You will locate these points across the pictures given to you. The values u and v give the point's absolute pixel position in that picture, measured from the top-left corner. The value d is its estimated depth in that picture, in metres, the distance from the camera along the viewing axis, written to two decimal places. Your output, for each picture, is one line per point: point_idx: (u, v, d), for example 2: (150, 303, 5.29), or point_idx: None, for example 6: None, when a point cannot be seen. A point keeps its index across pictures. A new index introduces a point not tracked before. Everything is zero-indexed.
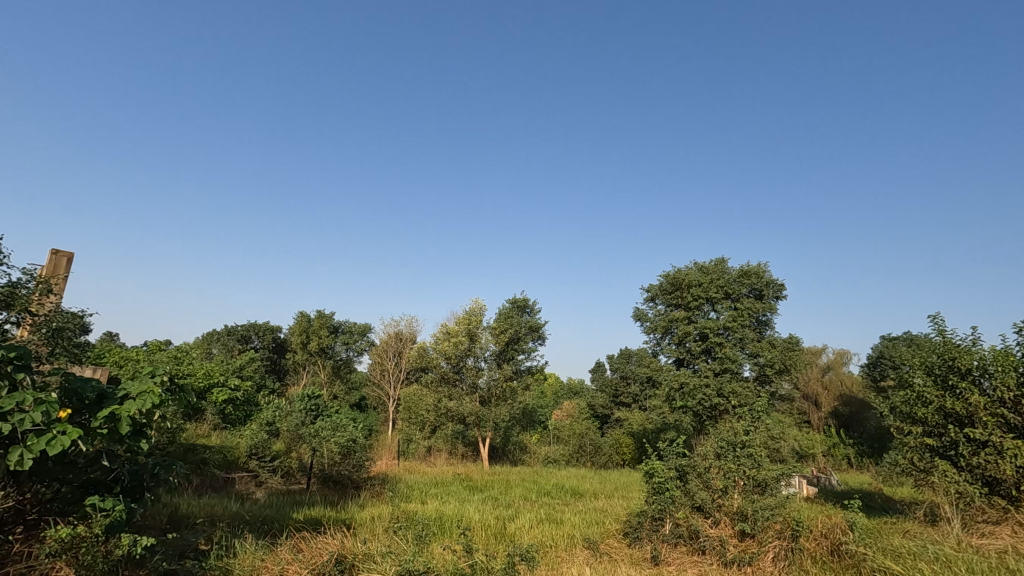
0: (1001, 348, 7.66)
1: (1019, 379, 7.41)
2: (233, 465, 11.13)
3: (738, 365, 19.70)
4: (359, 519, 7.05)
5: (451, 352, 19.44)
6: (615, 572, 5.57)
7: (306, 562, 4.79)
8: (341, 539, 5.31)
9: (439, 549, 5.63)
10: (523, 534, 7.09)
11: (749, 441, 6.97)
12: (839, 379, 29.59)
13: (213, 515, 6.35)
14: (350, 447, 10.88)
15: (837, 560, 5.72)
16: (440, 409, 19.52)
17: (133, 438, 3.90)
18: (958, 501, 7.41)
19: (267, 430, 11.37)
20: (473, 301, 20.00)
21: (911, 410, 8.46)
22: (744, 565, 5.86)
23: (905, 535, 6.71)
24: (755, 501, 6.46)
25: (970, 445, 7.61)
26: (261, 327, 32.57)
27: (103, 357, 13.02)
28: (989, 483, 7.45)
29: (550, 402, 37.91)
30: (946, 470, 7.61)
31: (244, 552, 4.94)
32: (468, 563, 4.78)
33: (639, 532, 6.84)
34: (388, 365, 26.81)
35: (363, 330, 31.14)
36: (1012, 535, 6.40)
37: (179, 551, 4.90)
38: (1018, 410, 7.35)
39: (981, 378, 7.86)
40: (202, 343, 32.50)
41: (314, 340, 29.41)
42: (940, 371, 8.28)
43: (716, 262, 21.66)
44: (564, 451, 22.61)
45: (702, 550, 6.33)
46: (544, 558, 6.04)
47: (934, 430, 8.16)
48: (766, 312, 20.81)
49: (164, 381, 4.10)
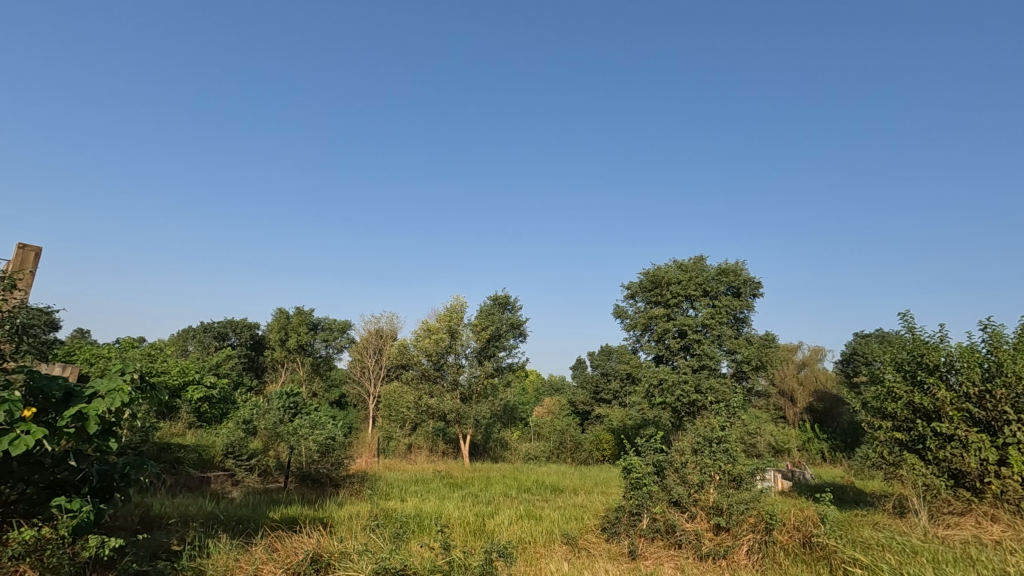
0: (966, 345, 7.89)
1: (983, 375, 7.65)
2: (208, 464, 10.98)
3: (716, 362, 19.93)
4: (337, 518, 7.01)
5: (432, 349, 19.37)
6: (593, 567, 5.59)
7: (281, 562, 4.73)
8: (317, 539, 5.23)
9: (416, 546, 5.61)
10: (502, 531, 7.10)
11: (726, 436, 7.10)
12: (815, 375, 30.10)
13: (187, 516, 6.24)
14: (328, 445, 10.80)
15: (808, 552, 5.86)
16: (420, 406, 19.47)
17: (102, 437, 3.82)
18: (925, 493, 7.63)
19: (244, 428, 11.20)
20: (455, 298, 19.91)
21: (882, 405, 8.65)
22: (719, 559, 5.98)
23: (874, 527, 6.91)
24: (731, 495, 6.57)
25: (937, 439, 7.84)
26: (239, 324, 32.06)
27: (73, 355, 12.69)
28: (954, 476, 7.70)
29: (532, 398, 38.12)
30: (915, 464, 7.82)
31: (218, 552, 4.87)
32: (446, 560, 4.77)
33: (617, 528, 6.92)
34: (368, 362, 26.63)
35: (343, 327, 30.86)
36: (976, 526, 6.62)
37: (150, 551, 4.79)
38: (982, 405, 7.58)
39: (948, 374, 8.08)
40: (178, 341, 31.90)
41: (293, 337, 29.03)
42: (909, 367, 8.48)
43: (696, 260, 21.95)
44: (545, 447, 22.84)
45: (678, 544, 6.41)
46: (523, 554, 6.06)
47: (903, 424, 8.36)
48: (743, 309, 21.17)
49: (135, 379, 3.99)
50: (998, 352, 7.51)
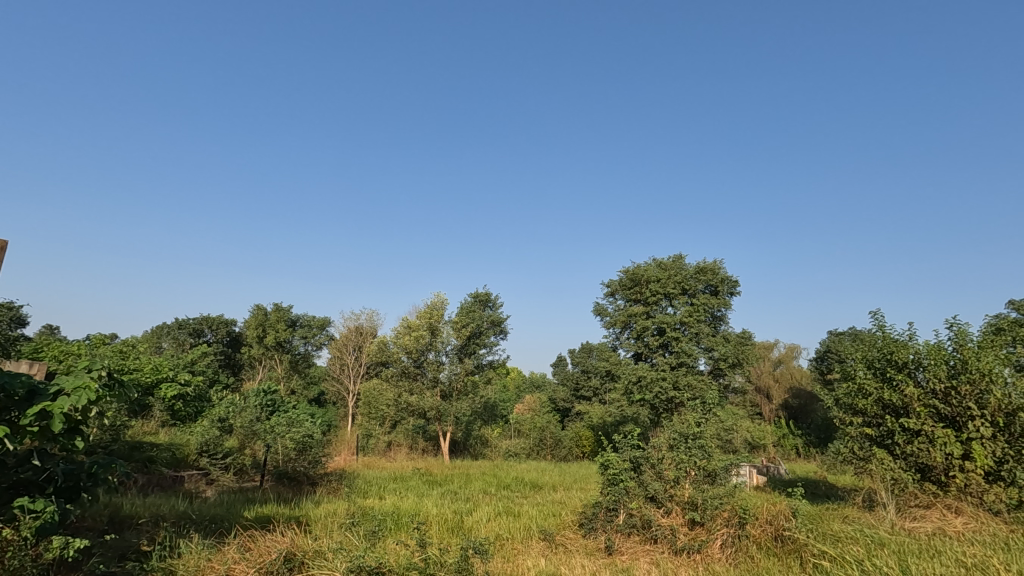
0: (934, 343, 8.11)
1: (949, 372, 7.87)
2: (182, 463, 10.79)
3: (693, 359, 20.20)
4: (313, 516, 6.97)
5: (412, 346, 19.27)
6: (569, 563, 5.64)
7: (254, 561, 4.67)
8: (291, 537, 5.18)
9: (392, 544, 5.60)
10: (480, 527, 7.12)
11: (701, 432, 7.20)
12: (790, 372, 30.70)
13: (158, 515, 6.12)
14: (306, 442, 10.68)
15: (779, 546, 5.99)
16: (400, 404, 19.30)
17: (68, 436, 3.71)
18: (893, 487, 7.84)
19: (219, 426, 10.94)
20: (435, 295, 19.81)
21: (853, 401, 8.82)
22: (693, 553, 6.06)
23: (844, 520, 7.08)
24: (706, 490, 6.66)
25: (905, 434, 8.06)
26: (215, 320, 31.50)
27: (40, 351, 12.29)
28: (921, 470, 7.93)
29: (513, 395, 38.28)
30: (883, 458, 8.04)
31: (189, 553, 4.79)
32: (421, 558, 4.75)
33: (594, 523, 6.99)
34: (347, 359, 26.39)
35: (322, 324, 30.52)
36: (941, 518, 6.82)
37: (119, 552, 4.69)
38: (948, 401, 7.81)
39: (916, 371, 8.30)
40: (151, 338, 31.17)
41: (270, 334, 28.60)
42: (880, 365, 8.69)
43: (674, 258, 22.13)
44: (525, 444, 22.92)
45: (654, 539, 6.51)
46: (500, 550, 6.08)
47: (873, 420, 8.57)
48: (720, 307, 21.47)
49: (103, 376, 3.90)
50: (963, 350, 7.75)
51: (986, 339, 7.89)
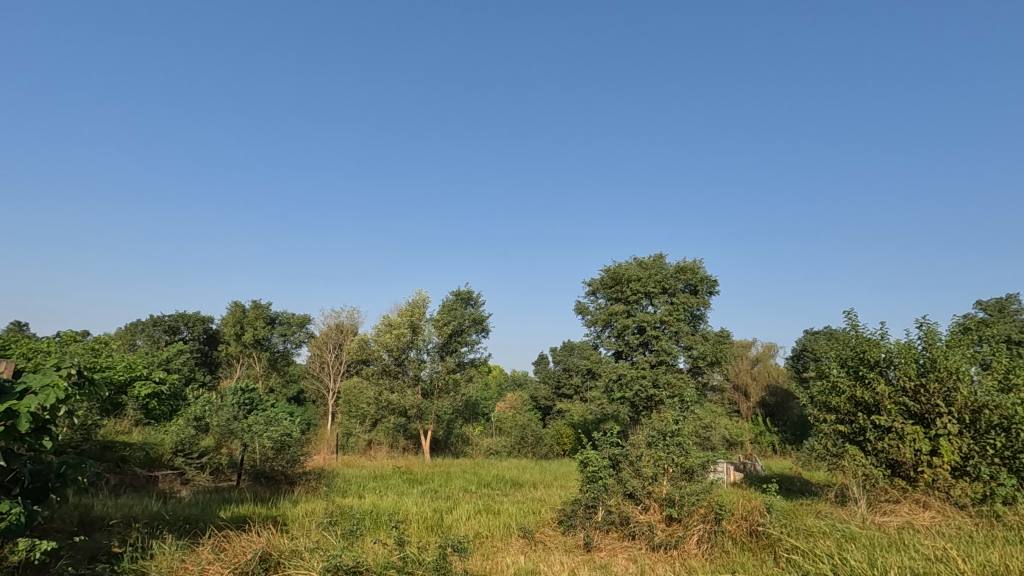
0: (905, 342, 8.32)
1: (918, 370, 8.09)
2: (156, 463, 10.57)
3: (673, 357, 20.45)
4: (291, 515, 6.89)
5: (393, 344, 19.12)
6: (547, 560, 5.67)
7: (228, 562, 4.62)
8: (267, 537, 5.13)
9: (369, 543, 5.59)
10: (460, 526, 7.12)
11: (679, 430, 7.28)
12: (767, 370, 31.20)
13: (131, 516, 6.02)
14: (284, 441, 10.56)
15: (754, 541, 6.10)
16: (381, 402, 19.14)
17: (35, 437, 3.62)
18: (864, 482, 8.04)
19: (195, 425, 10.71)
20: (417, 292, 19.69)
21: (827, 399, 9.02)
22: (670, 548, 6.14)
23: (817, 515, 7.23)
24: (683, 487, 6.75)
25: (876, 431, 8.27)
26: (191, 318, 30.97)
27: (6, 348, 11.92)
28: (891, 466, 8.14)
29: (494, 394, 38.28)
30: (855, 454, 8.23)
31: (163, 554, 4.71)
32: (399, 556, 4.74)
33: (573, 520, 7.05)
34: (327, 357, 26.12)
35: (302, 322, 30.14)
36: (910, 512, 7.01)
37: (88, 554, 4.59)
38: (917, 399, 8.03)
39: (887, 369, 8.51)
40: (125, 334, 30.47)
41: (248, 332, 28.16)
42: (853, 363, 8.89)
43: (655, 258, 22.31)
44: (506, 442, 22.92)
45: (632, 535, 6.59)
46: (479, 549, 6.07)
47: (845, 417, 8.77)
48: (699, 306, 21.70)
49: (72, 374, 3.81)
50: (933, 349, 7.98)
51: (953, 338, 8.11)
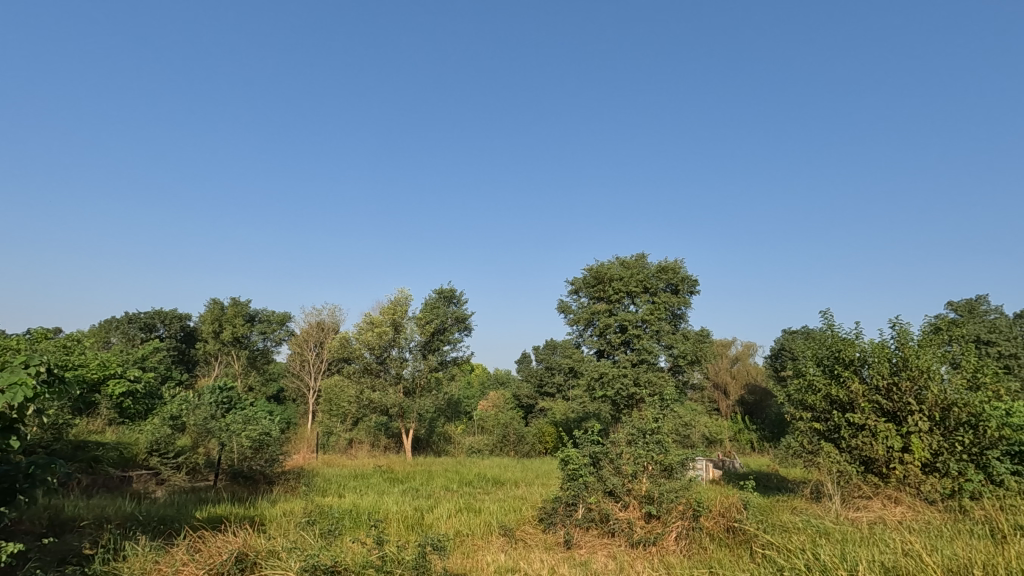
0: (878, 341, 8.51)
1: (891, 369, 8.29)
2: (130, 463, 10.37)
3: (654, 356, 20.66)
4: (269, 515, 6.81)
5: (374, 342, 18.99)
6: (528, 557, 5.68)
7: (203, 562, 4.56)
8: (243, 537, 5.07)
9: (348, 542, 5.55)
10: (441, 524, 7.11)
11: (658, 428, 7.36)
12: (746, 369, 31.66)
13: (103, 516, 5.90)
14: (262, 441, 10.40)
15: (731, 537, 6.20)
16: (362, 401, 19.00)
17: (2, 436, 3.52)
18: (839, 479, 8.22)
19: (171, 424, 10.46)
20: (399, 291, 19.55)
21: (803, 397, 9.20)
22: (649, 545, 6.21)
23: (793, 511, 7.37)
24: (662, 484, 6.82)
25: (850, 428, 8.45)
26: (168, 315, 30.43)
27: None
28: (864, 462, 8.32)
29: (477, 392, 38.27)
30: (830, 451, 8.41)
31: (136, 555, 4.62)
32: (378, 555, 4.71)
33: (554, 518, 7.08)
34: (308, 356, 25.83)
35: (282, 319, 29.74)
36: (882, 507, 7.18)
37: (58, 557, 4.48)
38: (890, 397, 8.21)
39: (861, 368, 8.69)
40: (98, 331, 29.78)
41: (227, 329, 27.74)
42: (828, 362, 9.08)
43: (637, 257, 22.46)
44: (488, 441, 22.95)
45: (611, 533, 6.63)
46: (459, 547, 6.07)
47: (821, 415, 8.95)
48: (680, 306, 21.87)
49: (41, 372, 3.69)
50: (905, 348, 8.18)
51: (925, 338, 8.31)
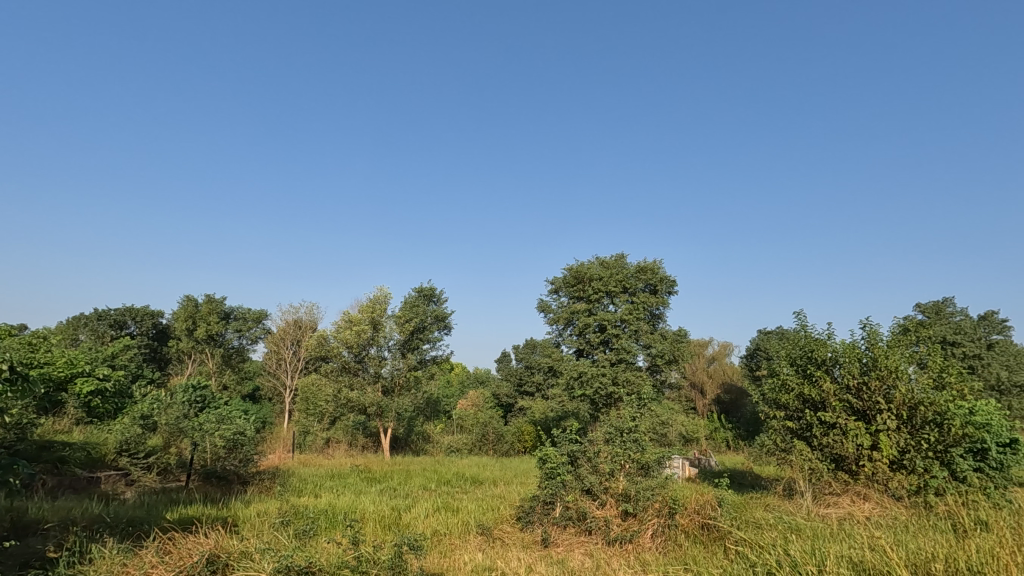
0: (849, 342, 8.72)
1: (861, 369, 8.49)
2: (98, 464, 10.09)
3: (633, 356, 20.84)
4: (244, 515, 6.70)
5: (353, 341, 18.80)
6: (506, 556, 5.69)
7: (173, 564, 4.48)
8: (215, 538, 4.98)
9: (323, 542, 5.50)
10: (418, 523, 7.08)
11: (636, 426, 7.43)
12: (722, 368, 32.18)
13: (68, 519, 5.73)
14: (237, 440, 10.23)
15: (705, 534, 6.30)
16: (339, 400, 18.79)
17: None
18: (810, 476, 8.40)
19: (141, 424, 10.23)
20: (379, 289, 19.38)
21: (777, 396, 9.38)
22: (625, 543, 6.28)
23: (766, 508, 7.51)
24: (639, 482, 6.89)
25: (822, 427, 8.64)
26: (139, 311, 29.70)
27: None
28: (835, 460, 8.51)
29: (456, 391, 38.18)
30: (802, 449, 8.60)
31: (103, 558, 4.51)
32: (353, 556, 4.67)
33: (531, 517, 7.10)
34: (285, 354, 25.47)
35: (258, 317, 29.26)
36: (851, 503, 7.36)
37: (20, 561, 4.35)
38: (860, 396, 8.41)
39: (832, 367, 8.89)
40: (66, 328, 28.90)
41: (201, 327, 27.20)
42: (801, 362, 9.27)
43: (616, 258, 22.65)
44: (467, 440, 22.93)
45: (588, 530, 6.68)
46: (436, 546, 6.05)
47: (793, 414, 9.14)
48: (659, 305, 22.08)
49: (4, 371, 3.58)
50: (875, 349, 8.39)
51: (894, 339, 8.54)
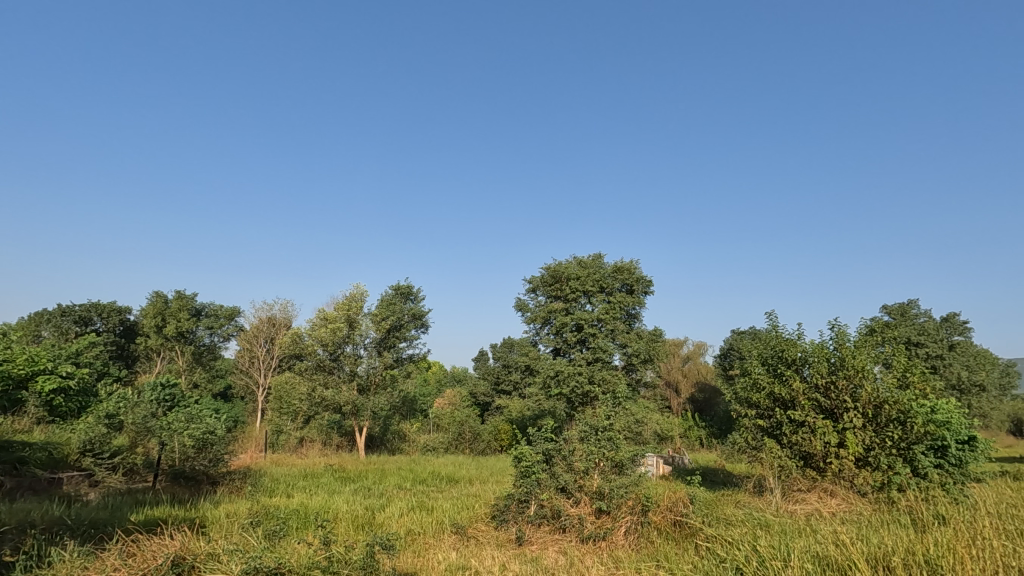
0: (818, 342, 8.93)
1: (829, 368, 8.70)
2: (60, 464, 9.76)
3: (608, 355, 21.01)
4: (212, 516, 6.57)
5: (328, 339, 18.55)
6: (480, 555, 5.69)
7: (137, 566, 4.36)
8: (182, 539, 4.87)
9: (294, 542, 5.42)
10: (391, 523, 7.01)
11: (611, 425, 7.50)
12: (696, 367, 32.70)
13: (26, 522, 5.53)
14: (206, 439, 10.05)
15: (677, 531, 6.38)
16: (314, 398, 18.51)
17: None
18: (779, 472, 8.58)
19: (107, 423, 9.96)
20: (354, 286, 19.15)
21: (749, 395, 9.57)
22: (599, 540, 6.32)
23: (736, 504, 7.65)
24: (613, 480, 6.96)
25: (791, 425, 8.83)
26: (106, 307, 28.86)
27: None
28: (804, 457, 8.70)
29: (433, 390, 38.02)
30: (772, 447, 8.78)
31: (63, 561, 4.36)
32: (325, 556, 4.61)
33: (506, 515, 7.11)
34: (258, 352, 25.01)
35: (230, 314, 28.75)
36: (818, 500, 7.53)
37: None
38: (828, 395, 8.62)
39: (802, 367, 9.10)
40: (27, 324, 27.88)
41: (171, 323, 26.54)
42: (772, 361, 9.48)
43: (594, 257, 22.78)
44: (443, 438, 22.87)
45: (563, 528, 6.71)
46: (410, 546, 6.02)
47: (764, 413, 9.33)
48: (635, 305, 22.28)
49: None
50: (842, 349, 8.62)
51: (860, 339, 8.77)
